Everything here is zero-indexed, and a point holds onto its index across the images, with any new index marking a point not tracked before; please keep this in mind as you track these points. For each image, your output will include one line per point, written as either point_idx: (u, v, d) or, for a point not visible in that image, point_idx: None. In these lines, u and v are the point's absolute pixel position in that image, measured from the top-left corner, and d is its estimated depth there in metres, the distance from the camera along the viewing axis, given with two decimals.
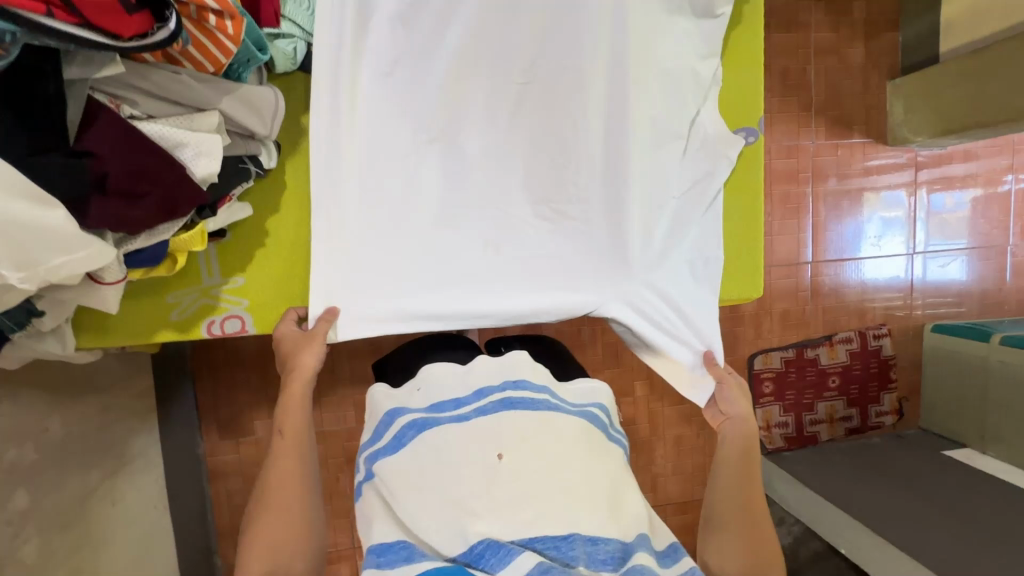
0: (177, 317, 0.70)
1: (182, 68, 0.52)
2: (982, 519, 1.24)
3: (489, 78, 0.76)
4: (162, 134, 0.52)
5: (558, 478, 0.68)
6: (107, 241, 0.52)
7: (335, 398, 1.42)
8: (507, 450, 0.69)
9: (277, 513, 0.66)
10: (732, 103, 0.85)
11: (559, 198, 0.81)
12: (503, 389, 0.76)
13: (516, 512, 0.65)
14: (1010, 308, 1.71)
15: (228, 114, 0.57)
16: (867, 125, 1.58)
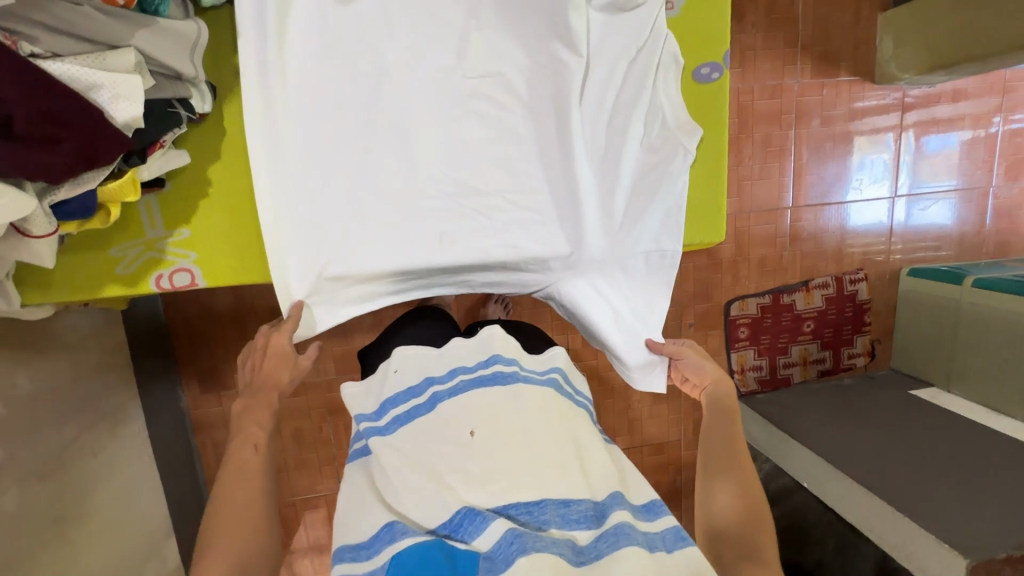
0: (123, 271, 0.68)
1: None
2: (942, 454, 1.30)
3: (423, 57, 0.70)
4: (72, 75, 0.48)
5: (527, 448, 0.72)
6: (27, 191, 0.50)
7: (313, 351, 1.43)
8: (479, 427, 0.73)
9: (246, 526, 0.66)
10: (691, 36, 0.75)
11: (516, 187, 0.77)
12: (475, 368, 0.81)
13: (490, 484, 0.69)
14: (988, 251, 1.71)
15: (147, 52, 0.54)
16: (855, 61, 1.51)
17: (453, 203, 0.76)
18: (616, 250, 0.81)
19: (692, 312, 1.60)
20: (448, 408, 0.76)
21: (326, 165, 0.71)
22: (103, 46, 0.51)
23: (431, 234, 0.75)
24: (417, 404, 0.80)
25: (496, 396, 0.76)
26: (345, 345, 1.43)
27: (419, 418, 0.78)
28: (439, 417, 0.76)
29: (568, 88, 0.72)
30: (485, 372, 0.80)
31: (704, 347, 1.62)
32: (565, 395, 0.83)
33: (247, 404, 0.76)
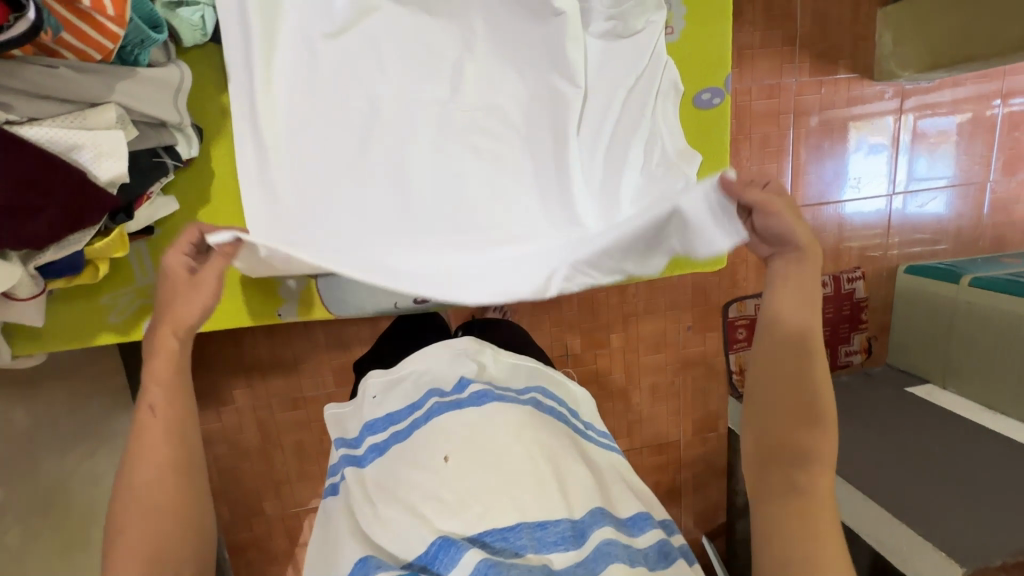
0: (115, 319, 0.69)
1: (61, 59, 0.49)
2: (937, 454, 1.32)
3: (417, 86, 0.73)
4: (52, 138, 0.49)
5: (500, 470, 0.70)
6: (12, 261, 0.50)
7: (311, 365, 1.42)
8: (452, 453, 0.72)
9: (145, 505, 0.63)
10: (694, 54, 0.76)
11: (509, 207, 0.76)
12: (449, 393, 0.80)
13: (463, 511, 0.68)
14: (984, 245, 1.72)
15: (127, 105, 0.54)
16: (854, 58, 1.48)
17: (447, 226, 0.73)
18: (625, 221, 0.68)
19: (690, 315, 1.59)
20: (424, 434, 0.76)
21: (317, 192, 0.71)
22: (82, 104, 0.52)
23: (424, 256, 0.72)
24: (395, 432, 0.80)
25: (471, 418, 0.75)
26: (343, 357, 1.43)
27: (395, 446, 0.78)
28: (415, 445, 0.75)
29: (564, 114, 0.74)
30: (463, 395, 0.79)
31: (703, 348, 1.62)
32: (543, 411, 0.83)
33: (151, 349, 0.66)
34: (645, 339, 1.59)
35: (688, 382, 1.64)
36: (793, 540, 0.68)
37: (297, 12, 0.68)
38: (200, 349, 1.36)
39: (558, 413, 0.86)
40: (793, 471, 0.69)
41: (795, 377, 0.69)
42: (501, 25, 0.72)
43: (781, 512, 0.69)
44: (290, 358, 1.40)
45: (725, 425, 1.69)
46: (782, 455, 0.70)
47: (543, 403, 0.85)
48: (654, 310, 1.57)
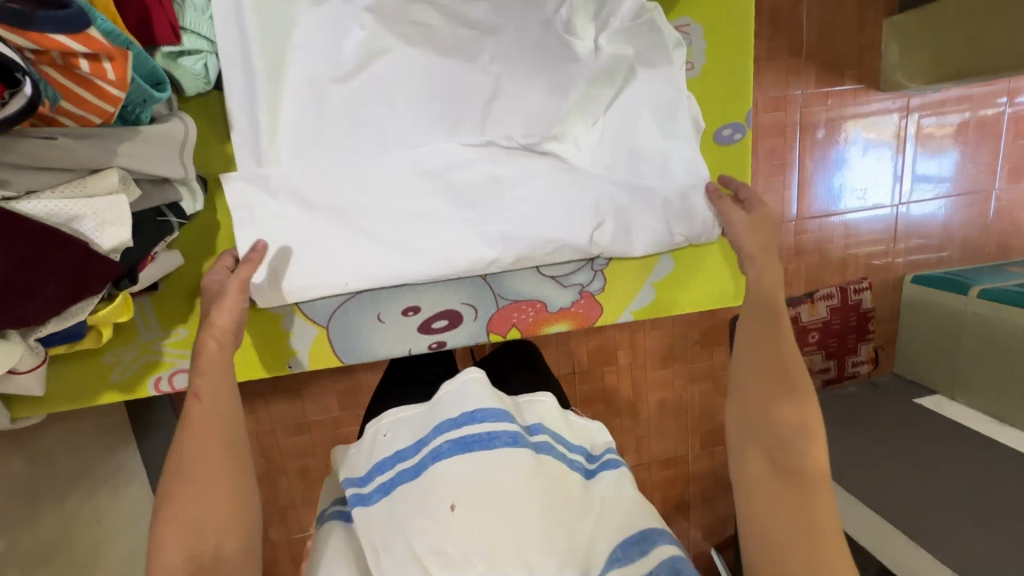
0: (121, 376, 0.73)
1: (59, 127, 0.50)
2: (948, 471, 1.32)
3: (437, 117, 0.76)
4: (52, 213, 0.50)
5: (511, 524, 0.62)
6: (11, 339, 0.51)
7: (315, 390, 1.39)
8: (459, 501, 0.63)
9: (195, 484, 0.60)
10: (716, 95, 0.80)
11: (520, 229, 0.79)
12: (461, 425, 0.69)
13: (466, 567, 0.61)
14: (989, 252, 1.71)
15: (129, 167, 0.55)
16: (860, 69, 1.47)
17: (457, 249, 0.79)
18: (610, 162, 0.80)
19: (697, 330, 1.57)
20: (429, 480, 0.66)
21: (320, 226, 0.76)
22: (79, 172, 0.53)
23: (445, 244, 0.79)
24: (404, 470, 0.71)
25: (480, 463, 0.65)
26: (346, 382, 1.40)
27: (401, 487, 0.69)
28: (417, 492, 0.66)
29: (574, 143, 0.78)
30: (473, 433, 0.67)
31: (711, 363, 1.61)
32: (558, 456, 0.72)
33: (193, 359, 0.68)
34: (653, 355, 1.57)
35: (696, 397, 1.63)
36: (786, 527, 0.62)
37: (303, 58, 0.71)
38: None
39: (575, 459, 0.74)
40: (782, 460, 0.67)
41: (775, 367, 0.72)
42: (517, 63, 0.74)
43: (775, 499, 0.64)
44: (293, 384, 1.38)
45: None
46: (771, 441, 0.68)
47: (558, 449, 0.73)
48: (661, 326, 1.55)
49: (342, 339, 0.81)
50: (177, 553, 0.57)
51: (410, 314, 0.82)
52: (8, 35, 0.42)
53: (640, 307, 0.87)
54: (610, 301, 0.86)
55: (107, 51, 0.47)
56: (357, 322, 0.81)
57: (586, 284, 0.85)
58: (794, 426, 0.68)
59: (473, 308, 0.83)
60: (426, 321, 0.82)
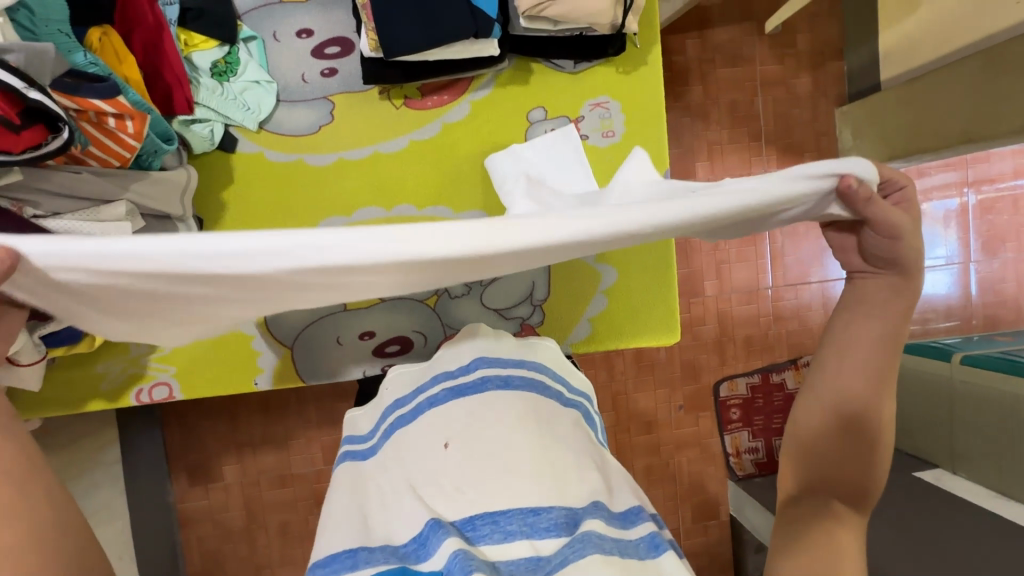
0: (107, 387, 0.81)
1: (86, 166, 0.66)
2: (951, 547, 1.24)
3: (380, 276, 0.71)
4: (69, 229, 0.64)
5: (503, 455, 0.51)
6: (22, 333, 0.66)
7: (301, 441, 1.43)
8: (454, 438, 0.54)
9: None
10: None
11: (492, 231, 0.43)
12: (456, 373, 0.61)
13: (455, 498, 0.50)
14: (977, 324, 1.72)
15: (136, 201, 0.71)
16: (819, 150, 1.61)
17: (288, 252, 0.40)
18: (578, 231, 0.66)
19: (680, 395, 1.59)
20: (420, 425, 0.57)
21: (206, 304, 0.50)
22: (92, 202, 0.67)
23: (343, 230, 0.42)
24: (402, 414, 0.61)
25: (474, 406, 0.56)
26: (333, 435, 1.44)
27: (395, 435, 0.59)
28: (409, 438, 0.57)
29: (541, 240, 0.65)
30: (468, 380, 0.60)
31: (697, 429, 1.60)
32: (552, 395, 0.62)
33: None
34: (636, 419, 1.58)
35: (683, 464, 1.60)
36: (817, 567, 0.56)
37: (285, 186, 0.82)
38: (195, 424, 1.40)
39: (572, 400, 0.65)
40: (833, 500, 0.58)
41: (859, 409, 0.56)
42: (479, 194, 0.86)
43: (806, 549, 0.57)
44: (281, 434, 1.43)
45: (726, 512, 1.62)
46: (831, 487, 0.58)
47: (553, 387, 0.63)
48: (644, 389, 1.57)
49: (303, 358, 0.84)
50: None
51: (366, 338, 0.84)
52: (60, 97, 0.58)
53: (578, 339, 0.88)
54: (551, 332, 0.88)
55: (129, 112, 0.63)
56: (315, 346, 0.84)
57: (526, 317, 0.87)
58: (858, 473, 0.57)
59: (424, 335, 0.85)
60: (379, 345, 0.85)
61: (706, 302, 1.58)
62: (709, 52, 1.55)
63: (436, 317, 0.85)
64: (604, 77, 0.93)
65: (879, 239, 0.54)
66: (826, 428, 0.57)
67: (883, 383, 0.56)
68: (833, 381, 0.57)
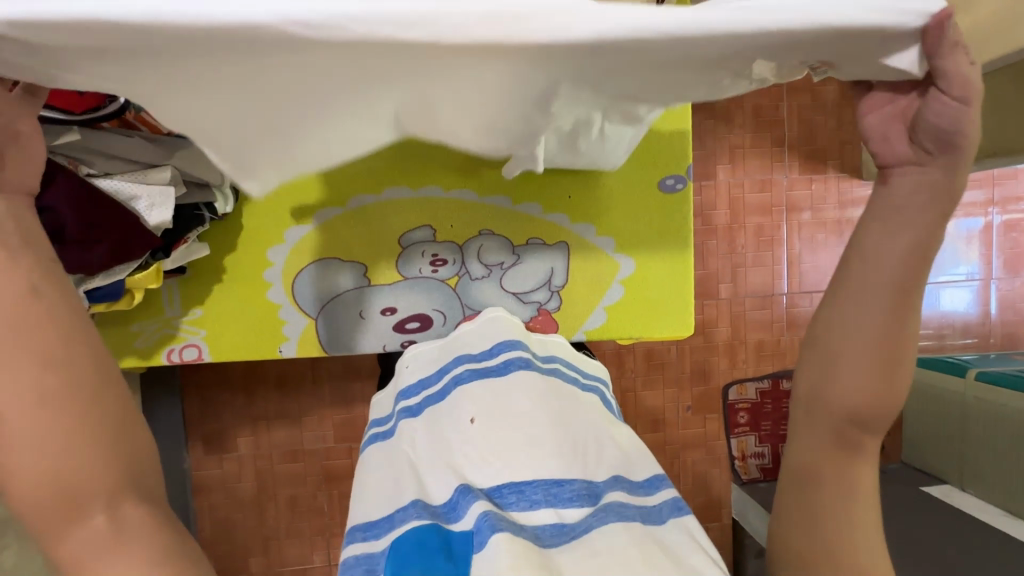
0: (140, 345, 0.84)
1: (136, 132, 0.69)
2: (953, 561, 1.23)
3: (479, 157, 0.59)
4: (118, 190, 0.64)
5: (528, 430, 0.54)
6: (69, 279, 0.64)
7: (314, 418, 1.47)
8: (479, 413, 0.56)
9: (20, 478, 0.34)
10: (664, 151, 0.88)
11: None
12: (480, 357, 0.65)
13: (483, 470, 0.52)
14: (995, 341, 1.70)
15: (182, 168, 0.70)
16: (842, 159, 1.61)
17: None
18: None
19: (689, 395, 1.60)
20: (447, 404, 0.60)
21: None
22: (141, 166, 0.68)
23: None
24: (427, 395, 0.64)
25: (498, 386, 0.59)
26: (346, 413, 1.48)
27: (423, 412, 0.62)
28: (436, 415, 0.60)
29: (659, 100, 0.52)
30: (492, 363, 0.63)
31: (703, 430, 1.61)
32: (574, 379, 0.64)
33: None
34: (643, 417, 1.59)
35: (688, 465, 1.61)
36: (833, 520, 0.49)
37: None
38: (214, 394, 1.44)
39: (590, 384, 0.67)
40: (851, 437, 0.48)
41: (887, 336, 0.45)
42: None
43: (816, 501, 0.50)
44: (295, 409, 1.46)
45: (729, 515, 1.62)
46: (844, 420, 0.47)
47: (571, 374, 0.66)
48: (653, 387, 1.58)
49: (325, 329, 0.86)
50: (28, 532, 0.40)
51: (387, 314, 0.87)
52: None
53: (593, 328, 0.90)
54: (567, 318, 0.89)
55: None
56: (339, 318, 0.86)
57: (543, 303, 0.89)
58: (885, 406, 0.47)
59: (443, 314, 0.87)
60: (399, 321, 0.87)
61: (719, 305, 1.59)
62: None
63: (456, 297, 0.87)
64: None
65: (949, 103, 0.39)
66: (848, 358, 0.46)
67: (903, 302, 0.45)
68: (849, 308, 0.46)
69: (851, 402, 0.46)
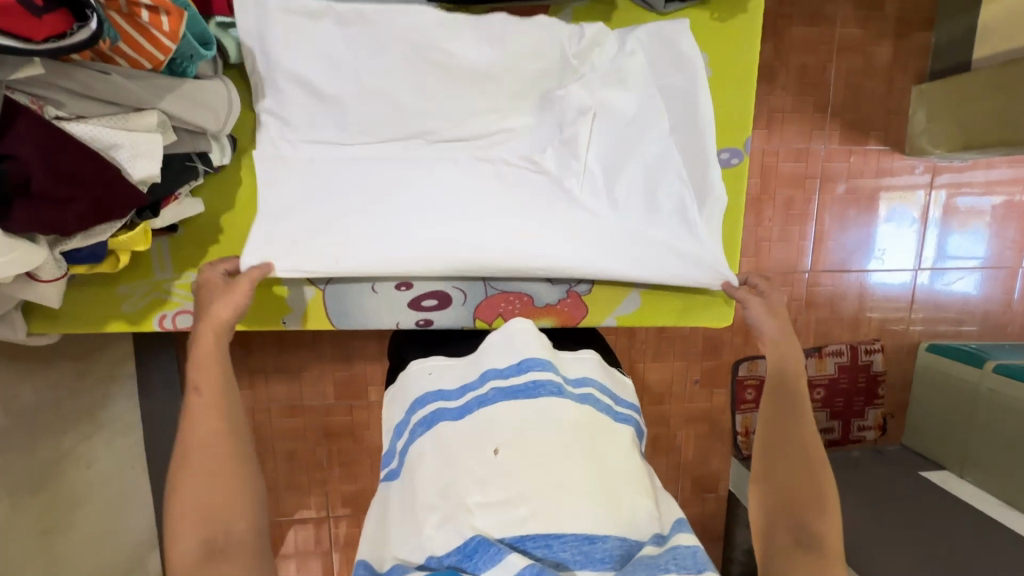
0: (129, 309, 0.83)
1: (114, 65, 0.60)
2: (948, 548, 1.25)
3: (494, 184, 0.88)
4: (94, 135, 0.60)
5: (555, 475, 0.62)
6: (39, 244, 0.61)
7: (314, 374, 1.43)
8: (504, 445, 0.63)
9: (186, 511, 0.66)
10: (725, 121, 0.90)
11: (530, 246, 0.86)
12: (507, 373, 0.69)
13: (509, 511, 0.61)
14: (1013, 331, 1.66)
15: (170, 111, 0.67)
16: (885, 130, 1.49)
17: (406, 245, 0.84)
18: (622, 198, 0.89)
19: (698, 369, 1.56)
20: (471, 421, 0.66)
21: (415, 193, 0.86)
22: (119, 107, 0.63)
23: (432, 239, 0.85)
24: (447, 408, 0.69)
25: (525, 414, 0.65)
26: (346, 370, 1.43)
27: (443, 425, 0.67)
28: (455, 436, 0.65)
29: (597, 207, 0.89)
30: (520, 381, 0.68)
31: (709, 405, 1.59)
32: (605, 411, 0.70)
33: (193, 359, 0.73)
34: (649, 388, 1.56)
35: (689, 437, 1.60)
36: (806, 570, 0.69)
37: (336, 75, 0.81)
38: None
39: (622, 414, 0.73)
40: (797, 512, 0.74)
41: (795, 433, 0.80)
42: (538, 127, 0.88)
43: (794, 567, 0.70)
44: (293, 364, 1.42)
45: (725, 487, 1.63)
46: (793, 518, 0.74)
47: (606, 403, 0.72)
48: (662, 360, 1.55)
49: (336, 301, 0.87)
50: (191, 538, 0.65)
51: (403, 290, 0.87)
52: None
53: (623, 313, 0.93)
54: (596, 305, 0.92)
55: (164, 7, 0.58)
56: (361, 293, 0.87)
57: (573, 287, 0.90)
58: (807, 483, 0.76)
59: (463, 293, 0.88)
60: (416, 296, 0.87)
61: None
62: (787, 7, 1.40)
63: (478, 275, 0.87)
64: (694, 22, 0.87)
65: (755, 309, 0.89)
66: (776, 450, 0.80)
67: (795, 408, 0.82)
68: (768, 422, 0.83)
69: (780, 470, 0.78)
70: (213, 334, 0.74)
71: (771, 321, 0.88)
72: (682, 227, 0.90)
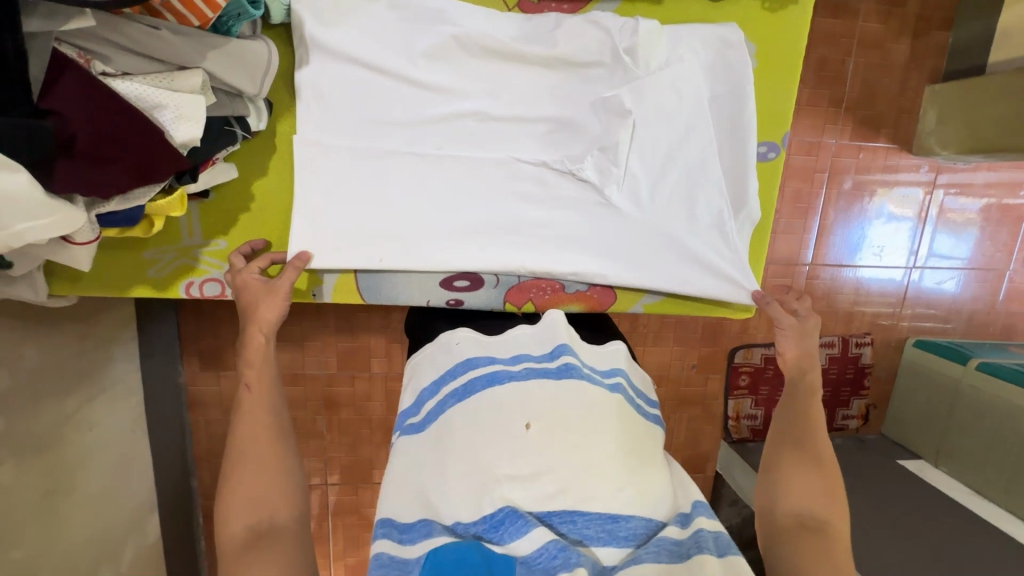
0: (155, 273, 0.82)
1: (162, 20, 0.61)
2: (922, 533, 1.33)
3: (533, 174, 0.87)
4: (138, 94, 0.60)
5: (582, 453, 0.64)
6: (77, 205, 0.60)
7: (317, 343, 1.42)
8: (535, 420, 0.65)
9: (235, 495, 0.68)
10: (769, 109, 0.90)
11: (558, 250, 0.88)
12: (541, 359, 0.72)
13: (536, 486, 0.63)
14: (994, 331, 1.73)
15: (212, 72, 0.65)
16: (895, 129, 1.51)
17: (435, 242, 0.85)
18: (658, 202, 0.90)
19: (695, 354, 1.60)
20: (502, 393, 0.68)
21: (453, 187, 0.85)
22: (166, 64, 0.63)
23: (463, 234, 0.86)
24: (474, 379, 0.70)
25: (557, 392, 0.67)
26: (349, 342, 1.43)
27: (476, 394, 0.68)
28: (482, 410, 0.67)
29: (630, 210, 0.89)
30: (552, 364, 0.71)
31: (703, 389, 1.63)
32: (631, 401, 0.74)
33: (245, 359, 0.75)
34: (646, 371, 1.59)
35: (683, 420, 1.64)
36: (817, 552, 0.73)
37: (381, 54, 0.79)
38: None
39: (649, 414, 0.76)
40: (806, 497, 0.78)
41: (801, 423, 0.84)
42: (581, 116, 0.86)
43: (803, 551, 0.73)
44: (296, 334, 1.40)
45: (713, 468, 1.69)
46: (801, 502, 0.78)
47: (629, 392, 0.75)
48: (662, 343, 1.58)
49: (366, 277, 0.86)
50: (238, 520, 0.67)
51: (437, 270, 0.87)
52: None
53: (650, 302, 0.95)
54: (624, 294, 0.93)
55: None
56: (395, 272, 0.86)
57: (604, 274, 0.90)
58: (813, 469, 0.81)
59: (494, 276, 0.88)
60: (449, 277, 0.87)
61: None
62: None
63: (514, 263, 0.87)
64: (741, 10, 0.86)
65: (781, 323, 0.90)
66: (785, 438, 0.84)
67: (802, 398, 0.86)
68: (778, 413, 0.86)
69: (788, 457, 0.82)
70: (261, 346, 0.75)
71: (792, 340, 0.88)
72: (710, 240, 0.92)
